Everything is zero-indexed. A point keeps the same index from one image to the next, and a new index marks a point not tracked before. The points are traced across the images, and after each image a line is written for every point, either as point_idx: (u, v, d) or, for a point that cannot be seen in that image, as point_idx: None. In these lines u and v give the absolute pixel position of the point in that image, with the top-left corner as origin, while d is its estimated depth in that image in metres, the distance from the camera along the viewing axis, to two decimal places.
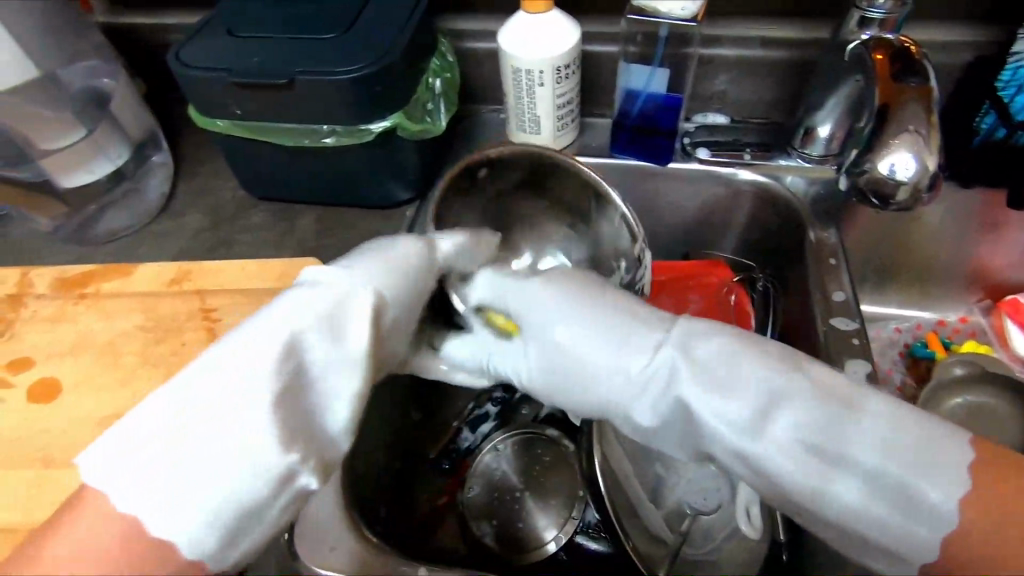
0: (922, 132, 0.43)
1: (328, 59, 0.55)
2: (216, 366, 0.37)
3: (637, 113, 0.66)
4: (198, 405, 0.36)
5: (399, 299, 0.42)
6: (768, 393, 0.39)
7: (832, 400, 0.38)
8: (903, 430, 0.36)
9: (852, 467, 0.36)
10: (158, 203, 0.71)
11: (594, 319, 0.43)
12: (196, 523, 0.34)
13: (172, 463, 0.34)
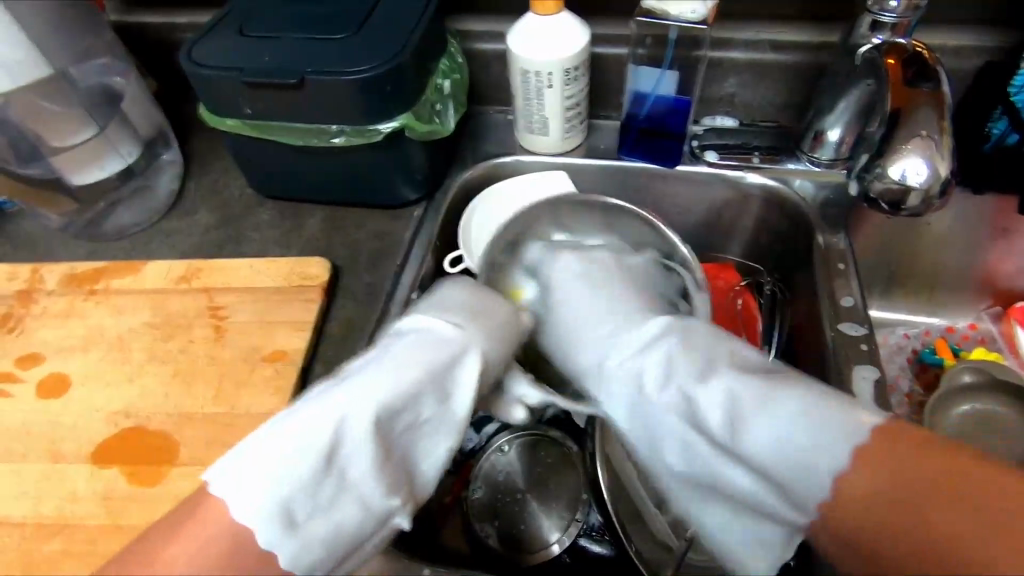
0: (934, 137, 0.43)
1: (338, 59, 0.55)
2: (331, 402, 0.40)
3: (646, 116, 0.66)
4: (325, 410, 0.40)
5: (498, 357, 0.45)
6: (715, 389, 0.43)
7: (776, 394, 0.40)
8: (806, 437, 0.38)
9: (750, 433, 0.41)
10: (168, 200, 0.71)
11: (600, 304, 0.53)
12: (267, 501, 0.37)
13: (296, 455, 0.38)
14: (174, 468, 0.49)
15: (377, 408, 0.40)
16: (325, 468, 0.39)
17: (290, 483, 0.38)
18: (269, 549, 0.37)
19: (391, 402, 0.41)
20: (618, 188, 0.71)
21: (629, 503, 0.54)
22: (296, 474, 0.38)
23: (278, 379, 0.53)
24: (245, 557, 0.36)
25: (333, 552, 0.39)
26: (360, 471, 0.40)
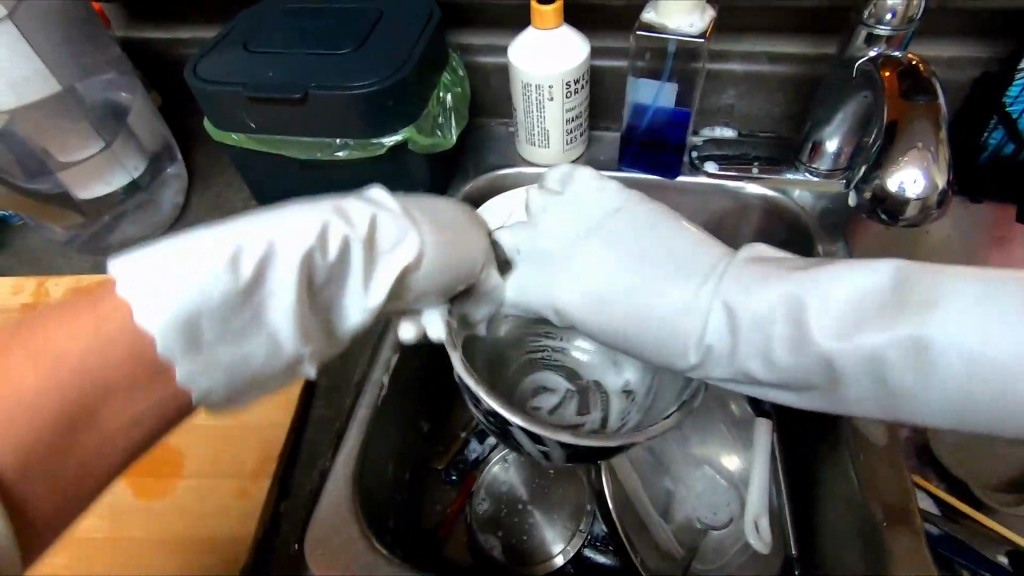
0: (931, 149, 0.43)
1: (341, 74, 0.56)
2: (263, 236, 0.35)
3: (645, 128, 0.67)
4: (245, 232, 0.35)
5: (445, 276, 0.42)
6: (731, 287, 0.41)
7: (807, 295, 0.38)
8: (992, 302, 0.34)
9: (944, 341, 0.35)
10: (173, 213, 0.72)
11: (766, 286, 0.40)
12: (163, 324, 0.31)
13: (201, 261, 0.33)
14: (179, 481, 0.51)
15: (304, 245, 0.36)
16: (242, 295, 0.34)
17: (201, 297, 0.32)
18: (167, 360, 0.33)
19: (320, 242, 0.36)
20: None
21: (634, 514, 0.54)
22: (209, 286, 0.32)
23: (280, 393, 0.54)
24: (145, 363, 0.33)
25: (238, 381, 0.35)
26: (289, 258, 0.35)
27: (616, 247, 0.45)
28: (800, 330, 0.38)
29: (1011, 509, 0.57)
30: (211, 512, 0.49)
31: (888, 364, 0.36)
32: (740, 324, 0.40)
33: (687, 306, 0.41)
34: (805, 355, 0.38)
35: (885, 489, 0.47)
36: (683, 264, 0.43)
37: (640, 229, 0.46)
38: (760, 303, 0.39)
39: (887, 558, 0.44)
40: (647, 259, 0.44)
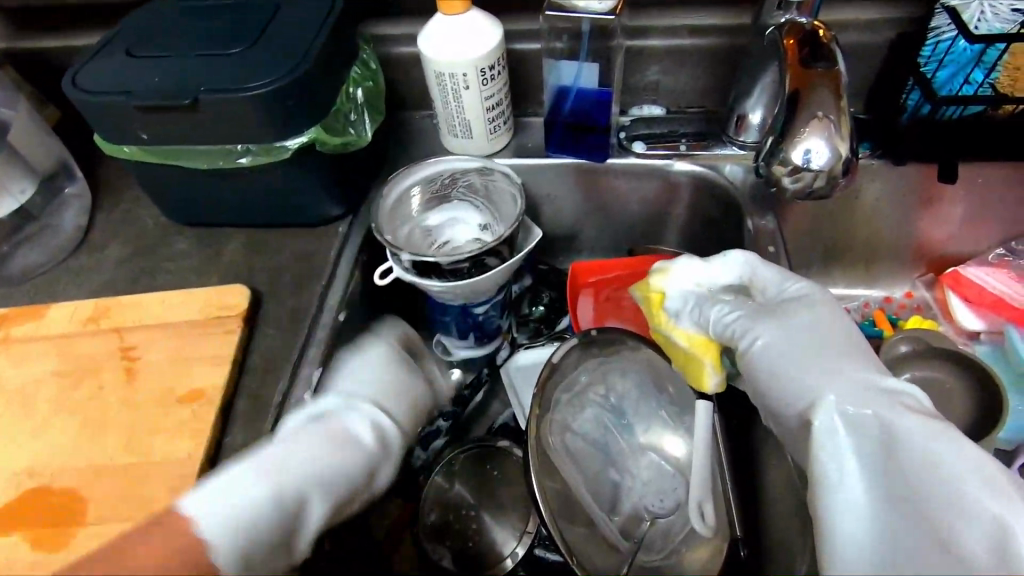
0: (832, 117, 0.42)
1: (233, 75, 0.52)
2: (220, 498, 0.40)
3: (569, 110, 0.65)
4: (234, 484, 0.41)
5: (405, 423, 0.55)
6: (861, 381, 0.42)
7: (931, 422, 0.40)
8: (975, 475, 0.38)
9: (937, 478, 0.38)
10: (76, 236, 0.67)
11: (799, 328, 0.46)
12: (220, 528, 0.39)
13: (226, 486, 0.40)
14: (84, 528, 0.44)
15: (314, 465, 0.44)
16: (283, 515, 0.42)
17: (246, 504, 0.40)
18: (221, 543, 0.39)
19: (325, 460, 0.45)
20: (550, 186, 0.70)
21: (579, 512, 0.52)
22: (254, 488, 0.41)
23: (197, 421, 0.49)
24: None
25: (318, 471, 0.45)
26: (280, 472, 0.43)
27: (766, 324, 0.47)
28: (891, 445, 0.40)
29: None
30: None
31: (961, 508, 0.37)
32: (864, 425, 0.40)
33: (823, 382, 0.42)
34: (897, 457, 0.39)
35: None
36: (850, 348, 0.44)
37: (790, 315, 0.47)
38: (890, 415, 0.40)
39: None
40: (799, 352, 0.44)
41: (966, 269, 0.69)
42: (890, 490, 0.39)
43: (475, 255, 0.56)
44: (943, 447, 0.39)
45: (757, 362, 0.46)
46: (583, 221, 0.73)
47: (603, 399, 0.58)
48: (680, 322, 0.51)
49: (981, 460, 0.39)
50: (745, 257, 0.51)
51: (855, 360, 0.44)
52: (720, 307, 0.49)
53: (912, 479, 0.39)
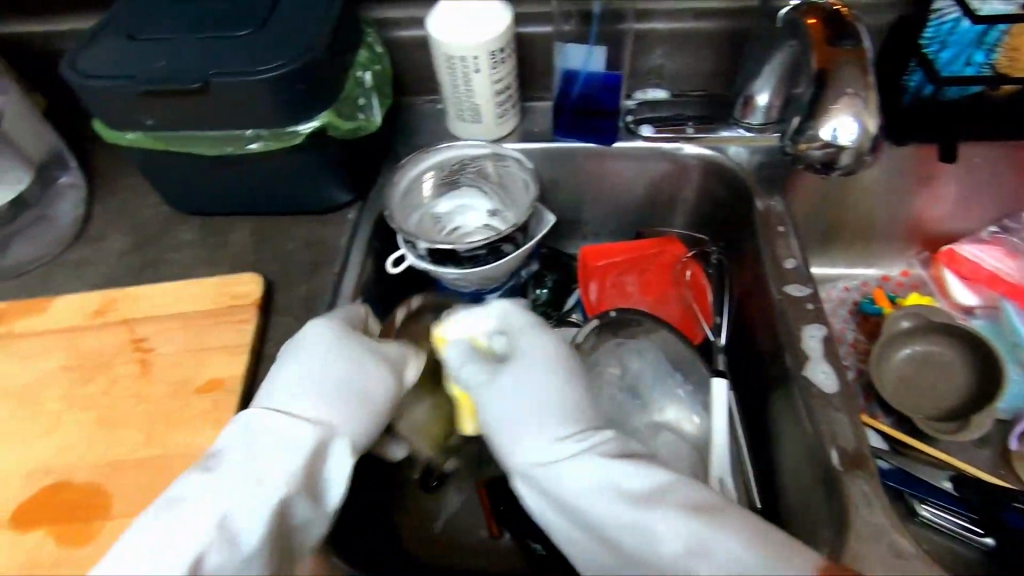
0: (861, 95, 0.43)
1: (243, 59, 0.51)
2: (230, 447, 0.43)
3: (578, 94, 0.65)
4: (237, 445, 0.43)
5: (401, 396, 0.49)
6: (530, 450, 0.47)
7: (598, 482, 0.44)
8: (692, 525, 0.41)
9: (644, 529, 0.42)
10: (72, 228, 0.65)
11: (507, 394, 0.49)
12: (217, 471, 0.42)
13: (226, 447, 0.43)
14: (108, 522, 0.43)
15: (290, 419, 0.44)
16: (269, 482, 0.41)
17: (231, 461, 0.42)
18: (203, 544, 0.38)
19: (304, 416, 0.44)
20: (559, 170, 0.70)
21: None
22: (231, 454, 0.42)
23: (218, 410, 0.48)
24: None
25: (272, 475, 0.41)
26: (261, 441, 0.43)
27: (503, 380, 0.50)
28: (562, 501, 0.45)
29: (951, 437, 0.60)
30: None
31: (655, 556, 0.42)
32: (534, 489, 0.47)
33: (543, 456, 0.46)
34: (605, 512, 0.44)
35: (839, 432, 0.48)
36: (557, 410, 0.48)
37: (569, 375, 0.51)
38: (570, 478, 0.45)
39: (847, 503, 0.45)
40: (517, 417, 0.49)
41: (962, 247, 0.71)
42: (607, 540, 0.44)
43: (491, 242, 0.56)
44: (615, 503, 0.43)
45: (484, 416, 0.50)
46: (591, 206, 0.73)
47: (619, 380, 0.58)
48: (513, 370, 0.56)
49: (710, 516, 0.42)
50: (503, 309, 0.55)
51: (544, 423, 0.47)
52: (466, 363, 0.52)
53: (604, 528, 0.43)
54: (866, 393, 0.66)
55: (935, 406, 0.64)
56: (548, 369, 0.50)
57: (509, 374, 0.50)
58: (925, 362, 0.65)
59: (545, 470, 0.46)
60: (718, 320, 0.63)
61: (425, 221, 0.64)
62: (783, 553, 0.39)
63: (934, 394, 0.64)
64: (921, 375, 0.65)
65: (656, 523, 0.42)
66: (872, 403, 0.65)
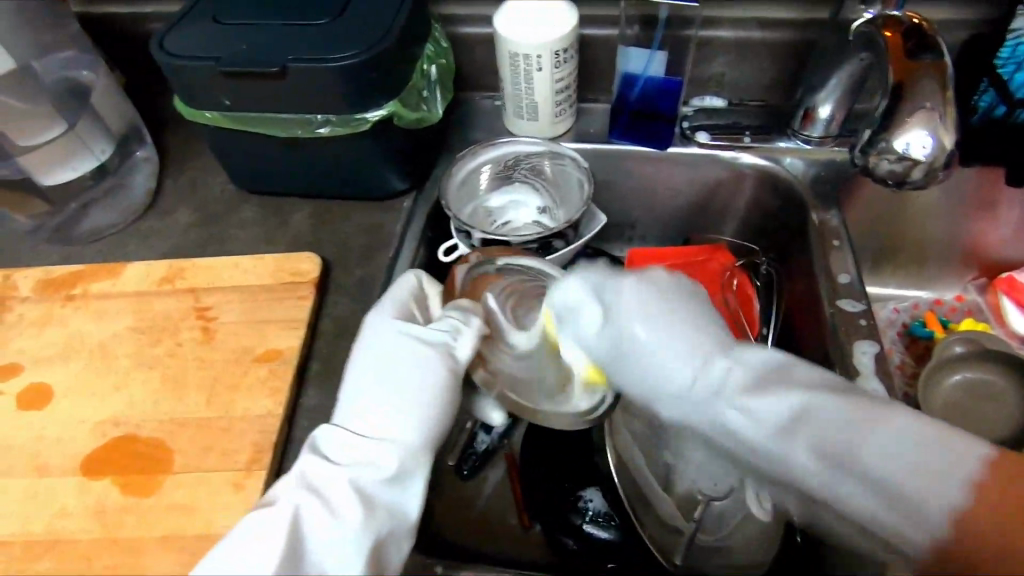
0: (939, 109, 0.42)
1: (320, 46, 0.53)
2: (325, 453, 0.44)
3: (636, 97, 0.66)
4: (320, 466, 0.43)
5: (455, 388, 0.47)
6: (690, 363, 0.40)
7: (768, 396, 0.38)
8: (850, 428, 0.36)
9: (792, 438, 0.37)
10: (144, 200, 0.68)
11: (630, 315, 0.41)
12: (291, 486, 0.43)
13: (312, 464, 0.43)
14: (169, 476, 0.46)
15: (380, 443, 0.43)
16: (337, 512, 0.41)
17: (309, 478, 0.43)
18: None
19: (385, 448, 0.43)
20: (611, 172, 0.71)
21: (632, 490, 0.54)
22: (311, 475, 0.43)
23: (275, 380, 0.50)
24: None
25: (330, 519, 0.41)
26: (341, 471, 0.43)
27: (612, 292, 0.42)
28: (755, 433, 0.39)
29: None
30: (206, 509, 0.44)
31: (852, 473, 0.36)
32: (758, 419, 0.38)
33: (698, 378, 0.39)
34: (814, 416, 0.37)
35: None
36: (660, 310, 0.41)
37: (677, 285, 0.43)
38: (740, 401, 0.39)
39: None
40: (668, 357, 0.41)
41: (1022, 274, 0.69)
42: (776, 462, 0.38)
43: (543, 237, 0.57)
44: (765, 418, 0.38)
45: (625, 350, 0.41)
46: (640, 210, 0.73)
47: None
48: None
49: (858, 411, 0.36)
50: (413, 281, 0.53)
51: (665, 338, 0.40)
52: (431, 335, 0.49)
53: (820, 451, 0.37)
54: None
55: (987, 436, 0.62)
56: (612, 287, 0.42)
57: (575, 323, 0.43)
58: (977, 390, 0.64)
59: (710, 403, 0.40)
60: (765, 331, 0.61)
61: (479, 212, 0.65)
62: (934, 428, 0.35)
63: (986, 424, 0.62)
64: (973, 403, 0.63)
65: (804, 442, 0.37)
66: None
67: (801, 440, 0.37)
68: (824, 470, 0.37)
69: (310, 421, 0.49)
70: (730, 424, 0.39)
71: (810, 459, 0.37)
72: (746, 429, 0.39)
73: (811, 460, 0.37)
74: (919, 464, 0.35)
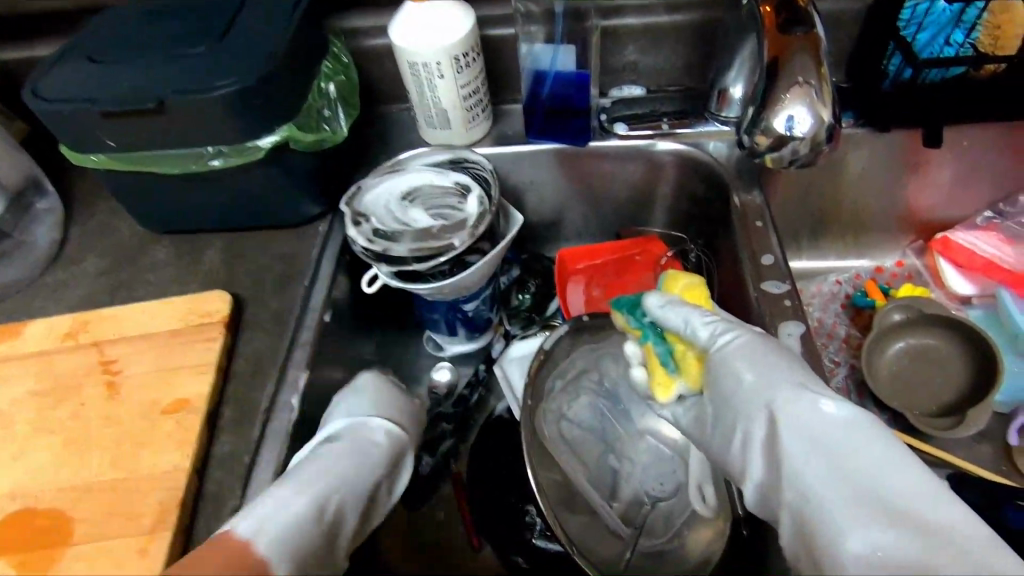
0: (812, 83, 0.42)
1: (200, 75, 0.51)
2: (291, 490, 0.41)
3: (547, 95, 0.64)
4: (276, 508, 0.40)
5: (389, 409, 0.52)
6: (785, 407, 0.40)
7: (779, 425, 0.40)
8: (839, 466, 0.37)
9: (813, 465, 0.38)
10: (51, 251, 0.65)
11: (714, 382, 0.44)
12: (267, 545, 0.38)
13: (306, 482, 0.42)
14: (69, 548, 0.43)
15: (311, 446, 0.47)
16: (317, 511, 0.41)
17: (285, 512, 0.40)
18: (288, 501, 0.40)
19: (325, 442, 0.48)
20: (534, 172, 0.69)
21: (580, 502, 0.52)
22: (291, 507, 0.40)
23: (181, 431, 0.48)
24: None
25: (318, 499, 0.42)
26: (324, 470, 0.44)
27: (765, 370, 0.42)
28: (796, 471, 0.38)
29: (947, 435, 0.57)
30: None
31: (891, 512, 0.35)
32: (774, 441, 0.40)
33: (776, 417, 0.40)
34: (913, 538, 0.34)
35: None
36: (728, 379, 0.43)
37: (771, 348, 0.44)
38: (784, 424, 0.39)
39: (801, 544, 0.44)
40: (836, 468, 0.37)
41: (956, 234, 0.68)
42: (809, 481, 0.38)
43: (454, 255, 0.55)
44: (817, 446, 0.38)
45: (778, 441, 0.40)
46: (568, 207, 0.72)
47: (598, 386, 0.57)
48: (635, 366, 0.48)
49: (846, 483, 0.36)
50: (724, 361, 0.43)
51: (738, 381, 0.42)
52: (680, 315, 0.45)
53: (840, 480, 0.37)
54: (859, 389, 0.63)
55: (932, 402, 0.61)
56: (660, 316, 0.46)
57: (677, 302, 0.47)
58: (921, 356, 0.63)
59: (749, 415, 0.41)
60: None
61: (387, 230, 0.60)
62: (863, 510, 0.35)
63: (930, 389, 0.62)
64: (916, 369, 0.63)
65: (812, 468, 0.38)
66: (865, 399, 0.62)
67: (814, 461, 0.38)
68: (829, 486, 0.37)
69: (222, 470, 0.47)
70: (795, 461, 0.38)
71: (827, 474, 0.37)
72: (789, 446, 0.39)
73: (821, 475, 0.37)
74: (894, 526, 0.34)
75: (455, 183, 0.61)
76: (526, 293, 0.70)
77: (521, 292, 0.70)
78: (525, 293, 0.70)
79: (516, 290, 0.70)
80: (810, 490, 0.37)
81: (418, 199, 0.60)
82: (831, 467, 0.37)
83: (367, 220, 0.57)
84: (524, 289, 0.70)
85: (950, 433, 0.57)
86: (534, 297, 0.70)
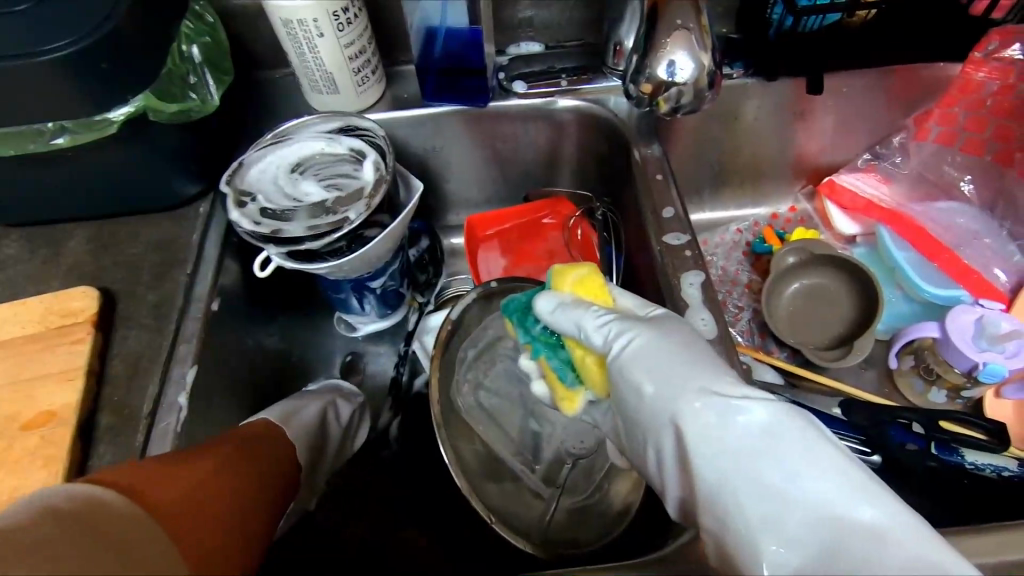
0: (692, 27, 0.42)
1: (22, 37, 0.43)
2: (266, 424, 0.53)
3: (440, 53, 0.63)
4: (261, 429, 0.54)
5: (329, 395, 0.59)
6: (693, 419, 0.39)
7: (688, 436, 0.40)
8: (749, 474, 0.37)
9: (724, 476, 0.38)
10: None
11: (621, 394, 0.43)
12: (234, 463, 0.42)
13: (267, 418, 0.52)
14: None
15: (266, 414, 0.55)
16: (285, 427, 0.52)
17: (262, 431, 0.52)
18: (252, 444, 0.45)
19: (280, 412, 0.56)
20: (434, 137, 0.66)
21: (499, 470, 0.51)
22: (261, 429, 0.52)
23: (47, 447, 0.44)
24: None
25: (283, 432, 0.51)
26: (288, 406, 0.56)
27: (664, 376, 0.41)
28: (709, 482, 0.38)
29: (838, 365, 0.61)
30: None
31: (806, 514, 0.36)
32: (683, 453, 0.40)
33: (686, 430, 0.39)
34: (831, 543, 0.35)
35: None
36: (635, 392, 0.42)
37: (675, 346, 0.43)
38: (692, 436, 0.39)
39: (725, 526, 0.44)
40: (748, 475, 0.37)
41: (840, 177, 0.72)
42: (721, 493, 0.38)
43: (350, 231, 0.51)
44: (726, 456, 0.38)
45: (686, 454, 0.39)
46: (474, 172, 0.70)
47: (514, 351, 0.55)
48: (536, 382, 0.49)
49: (756, 488, 0.37)
50: (626, 372, 0.42)
51: (646, 393, 0.41)
52: (579, 319, 0.44)
53: (751, 488, 0.37)
54: (761, 330, 0.67)
55: (826, 337, 0.65)
56: (554, 323, 0.45)
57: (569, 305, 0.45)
58: (814, 294, 0.67)
59: (658, 427, 0.41)
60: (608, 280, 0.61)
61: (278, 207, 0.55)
62: (776, 514, 0.36)
63: (824, 325, 0.66)
64: (810, 307, 0.67)
65: (724, 479, 0.38)
66: (767, 340, 0.66)
67: (726, 472, 0.38)
68: (743, 496, 0.37)
69: None
70: (707, 472, 0.38)
71: (741, 483, 0.37)
72: (699, 458, 0.39)
73: (734, 485, 0.37)
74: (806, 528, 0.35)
75: (350, 148, 0.56)
76: (433, 261, 0.69)
77: (428, 262, 0.68)
78: (432, 263, 0.69)
79: (426, 260, 0.68)
80: (725, 503, 0.37)
81: (308, 169, 0.56)
82: (744, 478, 0.37)
83: (254, 200, 0.52)
84: (432, 260, 0.69)
85: (840, 363, 0.61)
86: (438, 269, 0.70)
